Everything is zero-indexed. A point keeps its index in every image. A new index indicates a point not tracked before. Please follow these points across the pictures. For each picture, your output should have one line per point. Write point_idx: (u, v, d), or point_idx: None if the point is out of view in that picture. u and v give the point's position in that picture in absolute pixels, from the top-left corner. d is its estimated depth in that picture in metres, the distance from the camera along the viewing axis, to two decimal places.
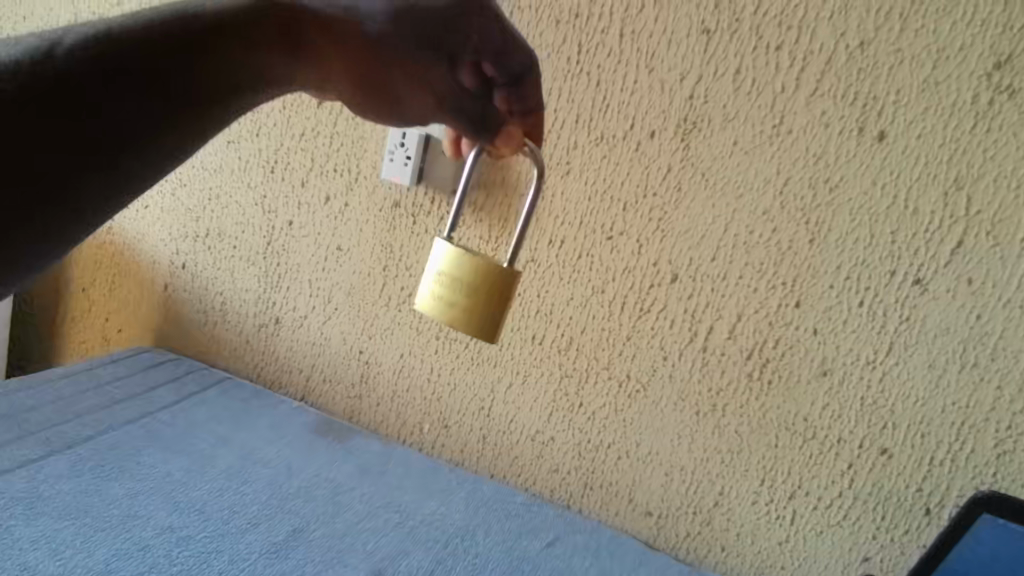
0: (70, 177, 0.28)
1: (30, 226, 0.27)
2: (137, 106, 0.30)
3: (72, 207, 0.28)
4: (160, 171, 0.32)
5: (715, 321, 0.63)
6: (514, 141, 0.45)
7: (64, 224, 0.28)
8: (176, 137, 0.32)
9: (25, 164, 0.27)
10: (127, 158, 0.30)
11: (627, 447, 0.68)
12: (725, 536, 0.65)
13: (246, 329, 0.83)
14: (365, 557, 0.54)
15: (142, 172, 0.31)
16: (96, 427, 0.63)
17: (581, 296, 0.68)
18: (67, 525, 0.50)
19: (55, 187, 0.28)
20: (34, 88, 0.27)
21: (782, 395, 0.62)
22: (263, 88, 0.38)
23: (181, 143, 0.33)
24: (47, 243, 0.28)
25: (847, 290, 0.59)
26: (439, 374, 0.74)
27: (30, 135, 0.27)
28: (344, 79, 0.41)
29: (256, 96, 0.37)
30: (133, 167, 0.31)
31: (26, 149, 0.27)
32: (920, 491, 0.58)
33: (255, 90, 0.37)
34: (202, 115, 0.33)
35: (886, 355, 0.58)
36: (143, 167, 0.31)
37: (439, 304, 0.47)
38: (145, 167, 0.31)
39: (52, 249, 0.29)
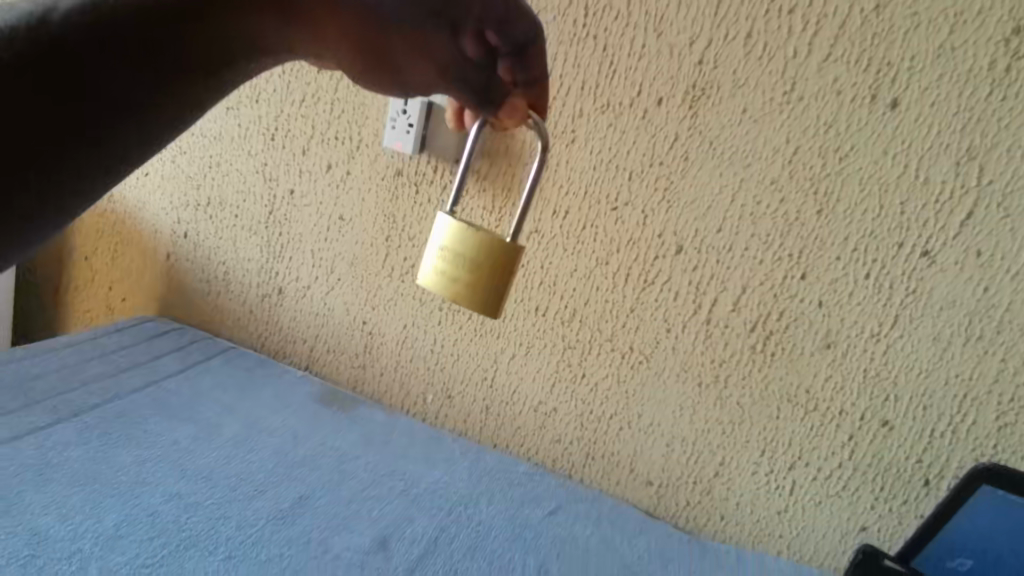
0: (68, 149, 0.27)
1: (31, 205, 0.26)
2: (134, 74, 0.29)
3: (75, 185, 0.27)
4: (158, 144, 0.31)
5: (719, 293, 0.63)
6: (519, 114, 0.43)
7: (66, 202, 0.27)
8: (175, 106, 0.31)
9: (22, 135, 0.25)
10: (127, 131, 0.29)
11: (629, 417, 0.68)
12: (725, 505, 0.66)
13: (249, 299, 0.82)
14: (370, 524, 0.55)
15: (141, 143, 0.30)
16: (102, 396, 0.64)
17: (584, 267, 0.67)
18: (76, 492, 0.51)
19: (54, 159, 0.26)
20: (29, 56, 0.26)
21: (785, 367, 0.62)
22: (258, 57, 0.35)
23: (180, 112, 0.31)
24: (48, 221, 0.27)
25: (854, 262, 0.58)
26: (442, 345, 0.74)
27: (30, 109, 0.25)
28: (342, 48, 0.40)
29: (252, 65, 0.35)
30: (132, 141, 0.29)
31: (27, 123, 0.25)
32: (920, 463, 0.59)
33: (252, 59, 0.35)
34: (200, 83, 0.32)
35: (890, 328, 0.58)
36: (142, 137, 0.30)
37: (443, 279, 0.46)
38: (144, 138, 0.30)
39: (52, 228, 0.27)
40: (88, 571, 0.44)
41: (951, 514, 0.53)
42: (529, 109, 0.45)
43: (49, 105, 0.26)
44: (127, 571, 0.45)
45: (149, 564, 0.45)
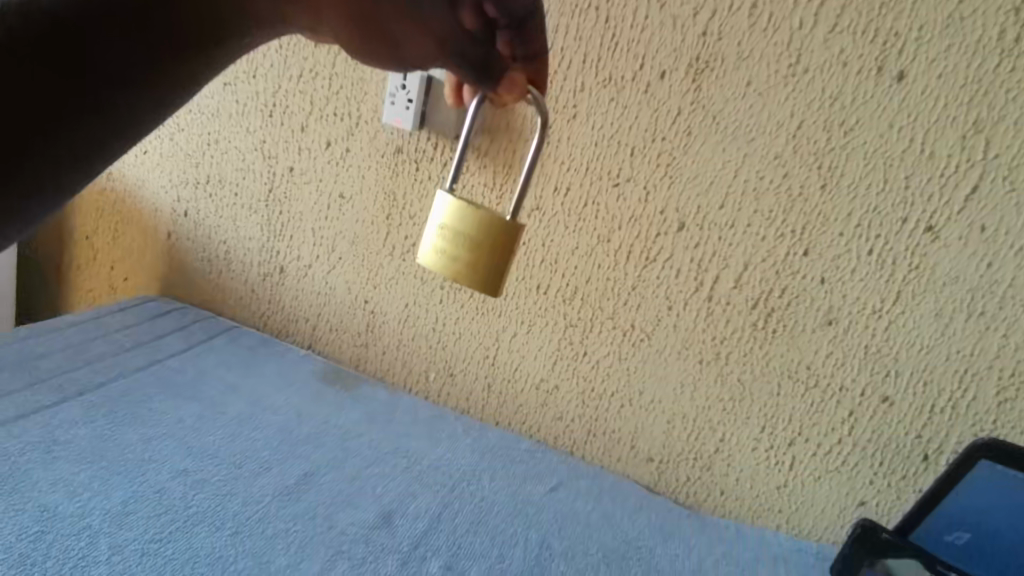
0: (65, 125, 0.27)
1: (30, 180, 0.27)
2: (128, 50, 0.29)
3: (73, 160, 0.28)
4: (155, 121, 0.31)
5: (721, 270, 0.62)
6: (518, 89, 0.42)
7: (65, 176, 0.28)
8: (172, 83, 0.31)
9: (22, 111, 0.26)
10: (122, 108, 0.29)
11: (631, 395, 0.68)
12: (725, 481, 0.67)
13: (250, 279, 0.82)
14: (375, 500, 0.55)
15: (138, 120, 0.30)
16: (106, 374, 0.64)
17: (586, 245, 0.67)
18: (83, 469, 0.51)
19: (52, 133, 0.27)
20: (25, 34, 0.26)
21: (786, 344, 0.62)
22: (252, 31, 0.35)
23: (177, 89, 0.32)
24: (47, 196, 0.28)
25: (857, 238, 0.57)
26: (445, 324, 0.74)
27: (27, 86, 0.26)
28: (336, 18, 0.39)
29: (245, 42, 0.35)
30: (127, 117, 0.30)
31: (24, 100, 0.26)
32: (919, 438, 0.59)
33: (244, 34, 0.35)
34: (194, 60, 0.32)
35: (892, 304, 0.58)
36: (139, 113, 0.30)
37: (443, 258, 0.46)
38: (142, 115, 0.30)
39: (53, 203, 0.28)
40: (98, 546, 0.44)
41: (949, 489, 0.54)
42: (527, 84, 0.43)
43: (46, 81, 0.27)
44: (136, 546, 0.45)
45: (157, 540, 0.46)
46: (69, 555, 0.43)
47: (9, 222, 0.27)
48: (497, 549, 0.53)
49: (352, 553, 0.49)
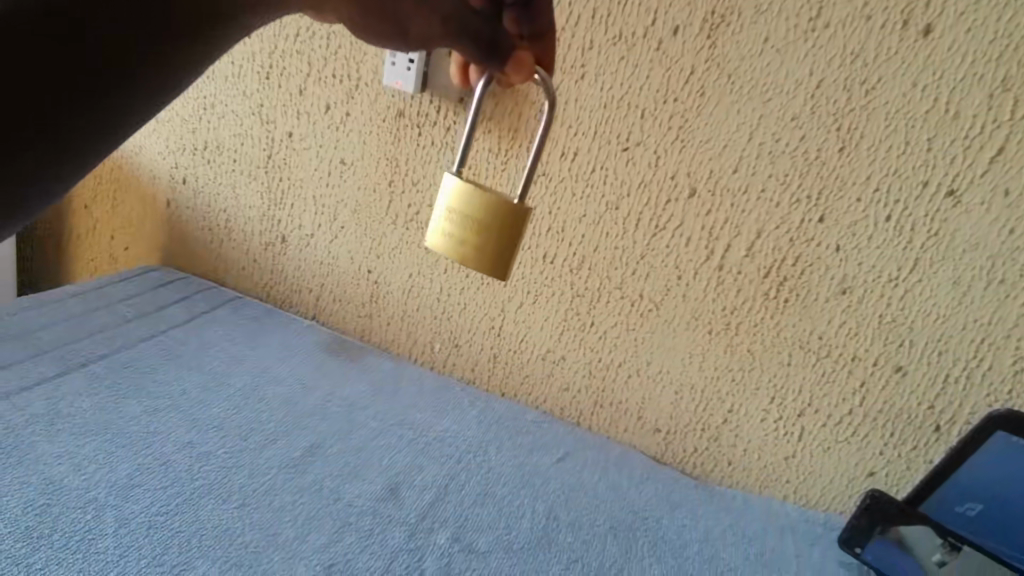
0: (67, 113, 0.24)
1: (29, 172, 0.24)
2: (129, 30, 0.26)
3: (75, 151, 0.25)
4: (155, 108, 0.28)
5: (732, 238, 0.60)
6: (525, 70, 0.40)
7: (63, 169, 0.25)
8: (177, 70, 0.28)
9: (20, 96, 0.23)
10: (122, 95, 0.26)
11: (638, 365, 0.67)
12: (733, 451, 0.66)
13: (251, 248, 0.81)
14: (381, 471, 0.55)
15: (139, 108, 0.27)
16: (109, 346, 0.64)
17: (594, 213, 0.65)
18: (89, 441, 0.51)
19: (53, 121, 0.24)
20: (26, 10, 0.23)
21: (798, 314, 0.60)
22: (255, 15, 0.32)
23: (183, 76, 0.29)
24: (46, 188, 0.25)
25: (876, 203, 0.55)
26: (450, 293, 0.73)
27: (31, 69, 0.23)
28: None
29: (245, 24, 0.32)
30: (128, 104, 0.26)
31: (27, 85, 0.23)
32: (932, 409, 0.58)
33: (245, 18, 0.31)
34: (196, 43, 0.29)
35: (909, 272, 0.56)
36: (141, 102, 0.27)
37: (450, 242, 0.45)
38: (144, 102, 0.27)
39: (53, 195, 0.26)
40: (105, 519, 0.45)
41: (962, 461, 0.53)
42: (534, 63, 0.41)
43: (50, 64, 0.24)
44: (142, 519, 0.45)
45: (164, 512, 0.46)
46: (76, 529, 0.43)
47: (9, 214, 0.25)
48: (504, 520, 0.53)
49: (358, 525, 0.49)
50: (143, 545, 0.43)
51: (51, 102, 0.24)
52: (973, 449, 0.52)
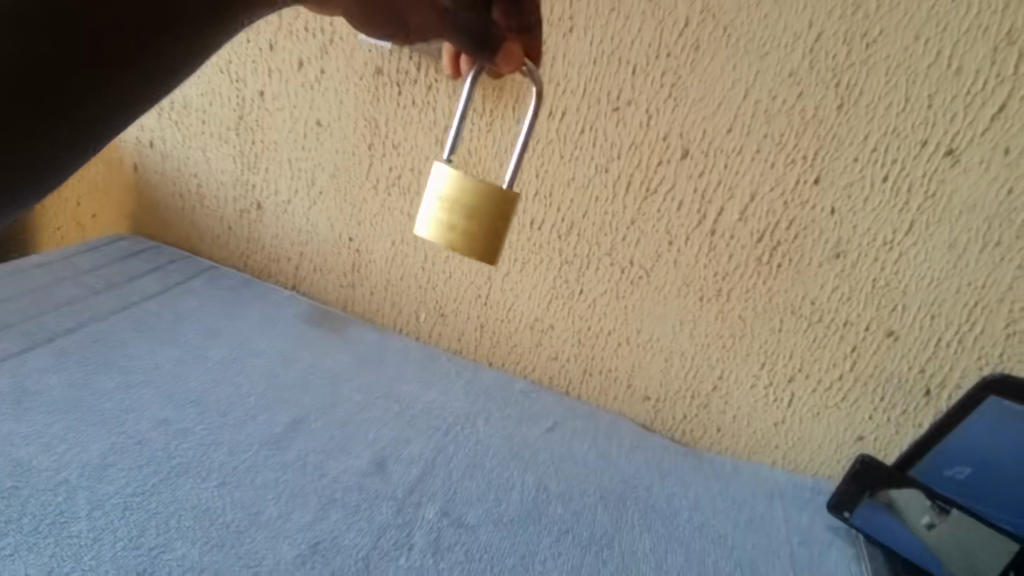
0: (68, 106, 0.26)
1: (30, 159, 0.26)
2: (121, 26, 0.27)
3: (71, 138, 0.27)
4: (148, 99, 0.30)
5: (726, 202, 0.58)
6: (515, 62, 0.37)
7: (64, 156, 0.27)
8: (172, 64, 0.30)
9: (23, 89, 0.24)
10: (117, 89, 0.28)
11: (628, 333, 0.66)
12: (722, 418, 0.65)
13: (226, 215, 0.77)
14: (367, 446, 0.54)
15: (135, 99, 0.29)
16: (77, 319, 0.61)
17: (582, 176, 0.62)
18: (58, 419, 0.49)
19: (53, 112, 0.26)
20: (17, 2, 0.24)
21: (790, 279, 0.59)
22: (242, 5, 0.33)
23: (177, 68, 0.31)
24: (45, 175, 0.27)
25: (873, 164, 0.53)
26: (435, 262, 0.70)
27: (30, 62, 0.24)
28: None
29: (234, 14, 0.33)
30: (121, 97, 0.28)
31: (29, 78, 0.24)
32: (922, 373, 0.57)
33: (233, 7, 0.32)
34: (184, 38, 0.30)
35: (904, 235, 0.54)
36: (137, 93, 0.29)
37: (442, 232, 0.41)
38: (138, 95, 0.29)
39: (52, 180, 0.28)
40: (77, 501, 0.43)
41: (950, 429, 0.54)
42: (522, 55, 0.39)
43: (49, 61, 0.25)
44: (117, 500, 0.44)
45: (140, 493, 0.45)
46: (47, 512, 0.41)
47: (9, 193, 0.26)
48: (494, 493, 0.52)
49: (345, 502, 0.48)
50: (118, 527, 0.42)
51: (52, 94, 0.25)
52: (961, 418, 0.53)
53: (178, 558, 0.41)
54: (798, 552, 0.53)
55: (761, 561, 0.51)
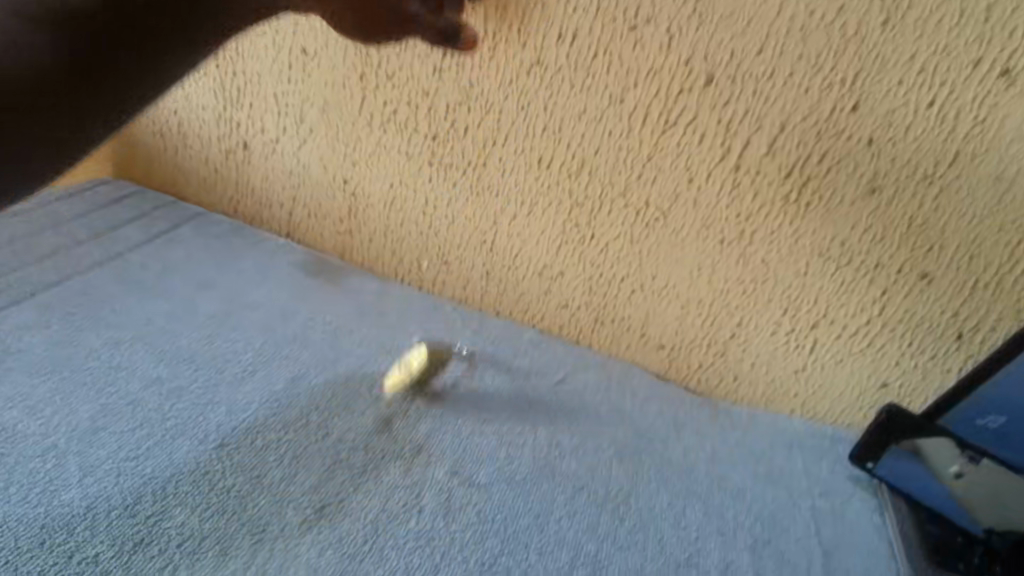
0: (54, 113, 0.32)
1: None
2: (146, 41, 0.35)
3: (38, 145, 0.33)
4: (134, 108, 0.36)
5: (753, 133, 0.52)
6: None
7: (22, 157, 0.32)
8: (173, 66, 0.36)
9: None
10: (88, 99, 0.33)
11: (642, 280, 0.62)
12: (740, 366, 0.63)
13: (211, 156, 0.72)
14: (372, 403, 0.52)
15: (109, 107, 0.35)
16: (59, 273, 0.58)
17: (595, 108, 0.56)
18: (42, 381, 0.46)
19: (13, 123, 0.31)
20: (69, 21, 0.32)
21: (819, 219, 0.53)
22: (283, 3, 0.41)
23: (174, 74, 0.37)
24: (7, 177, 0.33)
25: (918, 87, 0.47)
26: (436, 205, 0.65)
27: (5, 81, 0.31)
28: None
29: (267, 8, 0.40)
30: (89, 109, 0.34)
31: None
32: (955, 317, 0.54)
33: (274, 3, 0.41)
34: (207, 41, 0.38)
35: (947, 168, 0.49)
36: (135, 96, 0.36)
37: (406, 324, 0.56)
38: (100, 108, 0.34)
39: (20, 179, 0.33)
40: (68, 467, 0.41)
41: (980, 382, 0.50)
42: None
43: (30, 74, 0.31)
44: (110, 466, 0.41)
45: (133, 457, 0.42)
46: (36, 480, 0.39)
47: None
48: (504, 450, 0.50)
49: (351, 463, 0.46)
50: (113, 495, 0.39)
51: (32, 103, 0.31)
52: (992, 371, 0.49)
53: (177, 527, 0.39)
54: (817, 505, 0.52)
55: (780, 515, 0.50)
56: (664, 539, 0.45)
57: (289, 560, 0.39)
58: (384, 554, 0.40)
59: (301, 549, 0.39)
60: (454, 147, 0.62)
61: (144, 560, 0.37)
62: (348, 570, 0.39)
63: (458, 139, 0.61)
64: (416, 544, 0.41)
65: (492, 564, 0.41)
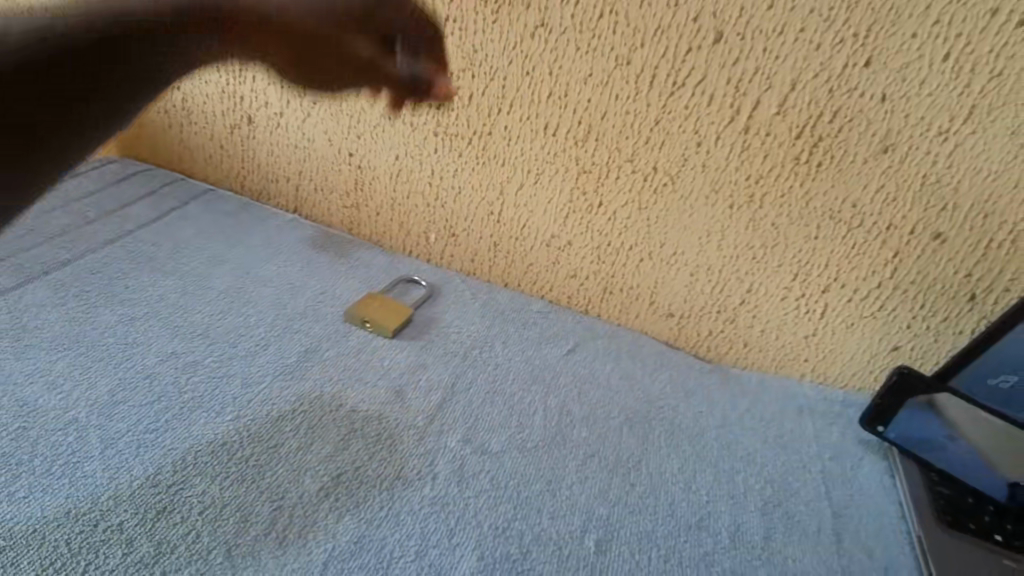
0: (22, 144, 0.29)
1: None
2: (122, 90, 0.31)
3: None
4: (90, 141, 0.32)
5: (763, 93, 0.51)
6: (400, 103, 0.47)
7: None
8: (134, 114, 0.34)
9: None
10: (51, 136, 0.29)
11: (651, 248, 0.61)
12: (750, 333, 0.62)
13: (216, 132, 0.72)
14: (384, 374, 0.53)
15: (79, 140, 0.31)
16: (72, 251, 0.58)
17: (601, 71, 0.55)
18: (61, 357, 0.47)
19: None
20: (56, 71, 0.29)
21: (831, 180, 0.52)
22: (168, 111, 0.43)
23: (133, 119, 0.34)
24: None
25: (933, 39, 0.45)
26: (442, 176, 0.65)
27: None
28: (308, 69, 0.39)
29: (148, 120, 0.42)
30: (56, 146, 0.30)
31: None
32: (968, 277, 0.53)
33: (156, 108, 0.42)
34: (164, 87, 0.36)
35: (962, 124, 0.47)
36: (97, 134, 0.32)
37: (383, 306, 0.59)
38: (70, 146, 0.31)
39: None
40: (88, 441, 0.41)
41: (992, 342, 0.48)
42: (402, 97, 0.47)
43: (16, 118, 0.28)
44: (130, 438, 0.42)
45: (153, 430, 0.43)
46: (59, 452, 0.40)
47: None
48: (516, 419, 0.51)
49: (366, 431, 0.47)
50: (134, 466, 0.40)
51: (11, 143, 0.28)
52: (1005, 329, 0.47)
53: (198, 495, 0.39)
54: (828, 469, 0.53)
55: (791, 479, 0.51)
56: (675, 503, 0.46)
57: (308, 526, 0.39)
58: (400, 519, 0.40)
59: (320, 515, 0.40)
60: (459, 116, 0.61)
61: (167, 527, 0.37)
62: (366, 534, 0.39)
63: (463, 107, 0.60)
64: (431, 509, 0.42)
65: (506, 528, 0.41)
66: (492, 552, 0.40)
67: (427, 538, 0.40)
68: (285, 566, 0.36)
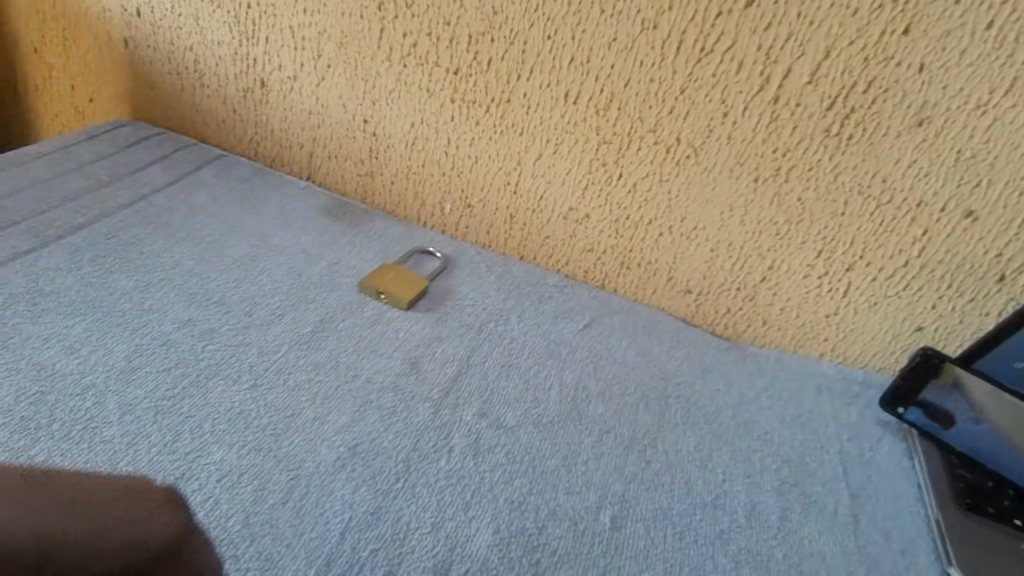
0: None
1: None
2: None
3: None
4: None
5: (795, 61, 0.48)
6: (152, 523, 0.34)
7: None
8: None
9: None
10: None
11: (671, 223, 0.60)
12: (769, 311, 0.61)
13: (229, 96, 0.70)
14: (400, 345, 0.52)
15: None
16: (87, 215, 0.58)
17: (625, 35, 0.52)
18: (78, 322, 0.47)
19: None
20: None
21: (862, 153, 0.50)
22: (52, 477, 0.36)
23: None
24: None
25: (979, 5, 0.43)
26: (458, 145, 0.64)
27: None
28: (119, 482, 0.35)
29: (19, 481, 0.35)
30: None
31: None
32: (999, 257, 0.51)
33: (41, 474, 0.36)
34: None
35: (1003, 97, 0.45)
36: None
37: (397, 277, 0.59)
38: None
39: None
40: (106, 406, 0.41)
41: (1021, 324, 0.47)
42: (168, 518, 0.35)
43: None
44: (148, 404, 0.42)
45: (170, 397, 0.43)
46: (78, 417, 0.40)
47: None
48: (532, 394, 0.50)
49: (381, 403, 0.47)
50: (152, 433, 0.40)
51: None
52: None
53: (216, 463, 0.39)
54: (845, 449, 0.52)
55: (807, 460, 0.50)
56: (691, 481, 0.46)
57: (325, 495, 0.39)
58: (416, 491, 0.41)
59: (336, 486, 0.40)
60: (476, 83, 0.59)
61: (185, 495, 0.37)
62: (382, 506, 0.39)
63: (481, 74, 0.59)
64: (447, 482, 0.42)
65: (522, 502, 0.41)
66: (507, 525, 0.40)
67: (443, 510, 0.40)
68: (302, 535, 0.37)
